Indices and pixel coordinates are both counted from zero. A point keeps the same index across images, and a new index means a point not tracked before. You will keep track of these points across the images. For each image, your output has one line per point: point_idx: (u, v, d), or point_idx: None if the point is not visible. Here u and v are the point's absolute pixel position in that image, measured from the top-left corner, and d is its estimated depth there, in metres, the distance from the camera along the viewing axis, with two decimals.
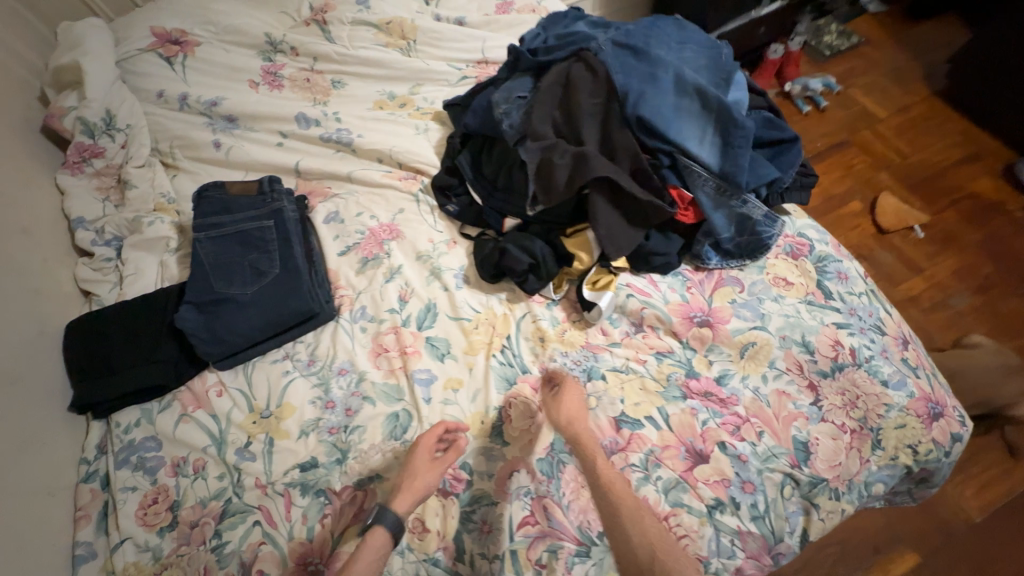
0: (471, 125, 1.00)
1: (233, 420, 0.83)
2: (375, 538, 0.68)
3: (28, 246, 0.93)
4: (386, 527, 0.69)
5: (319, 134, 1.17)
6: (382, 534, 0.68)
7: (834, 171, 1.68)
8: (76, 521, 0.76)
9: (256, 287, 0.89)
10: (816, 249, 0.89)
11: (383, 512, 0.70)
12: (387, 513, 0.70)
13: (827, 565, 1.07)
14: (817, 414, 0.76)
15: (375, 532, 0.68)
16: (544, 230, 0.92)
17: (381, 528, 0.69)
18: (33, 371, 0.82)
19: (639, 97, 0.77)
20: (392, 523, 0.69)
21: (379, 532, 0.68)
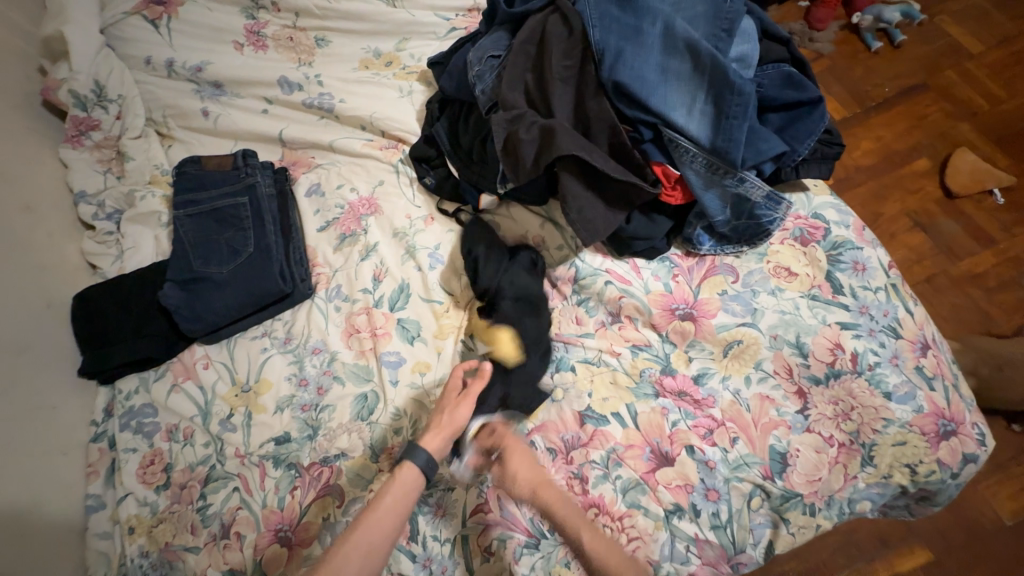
0: (446, 89, 0.91)
1: (218, 392, 0.88)
2: (405, 473, 0.67)
3: (33, 221, 0.99)
4: (417, 464, 0.67)
5: (302, 99, 1.12)
6: (414, 470, 0.67)
7: (899, 124, 1.41)
8: (88, 475, 0.86)
9: (233, 266, 0.90)
10: (831, 234, 0.77)
11: (415, 449, 0.68)
12: (419, 451, 0.68)
13: (826, 556, 1.01)
14: (802, 424, 0.69)
15: (408, 466, 0.67)
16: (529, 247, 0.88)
17: (415, 467, 0.68)
18: (40, 342, 0.90)
19: (616, 58, 0.65)
20: (424, 460, 0.68)
21: (412, 468, 0.68)
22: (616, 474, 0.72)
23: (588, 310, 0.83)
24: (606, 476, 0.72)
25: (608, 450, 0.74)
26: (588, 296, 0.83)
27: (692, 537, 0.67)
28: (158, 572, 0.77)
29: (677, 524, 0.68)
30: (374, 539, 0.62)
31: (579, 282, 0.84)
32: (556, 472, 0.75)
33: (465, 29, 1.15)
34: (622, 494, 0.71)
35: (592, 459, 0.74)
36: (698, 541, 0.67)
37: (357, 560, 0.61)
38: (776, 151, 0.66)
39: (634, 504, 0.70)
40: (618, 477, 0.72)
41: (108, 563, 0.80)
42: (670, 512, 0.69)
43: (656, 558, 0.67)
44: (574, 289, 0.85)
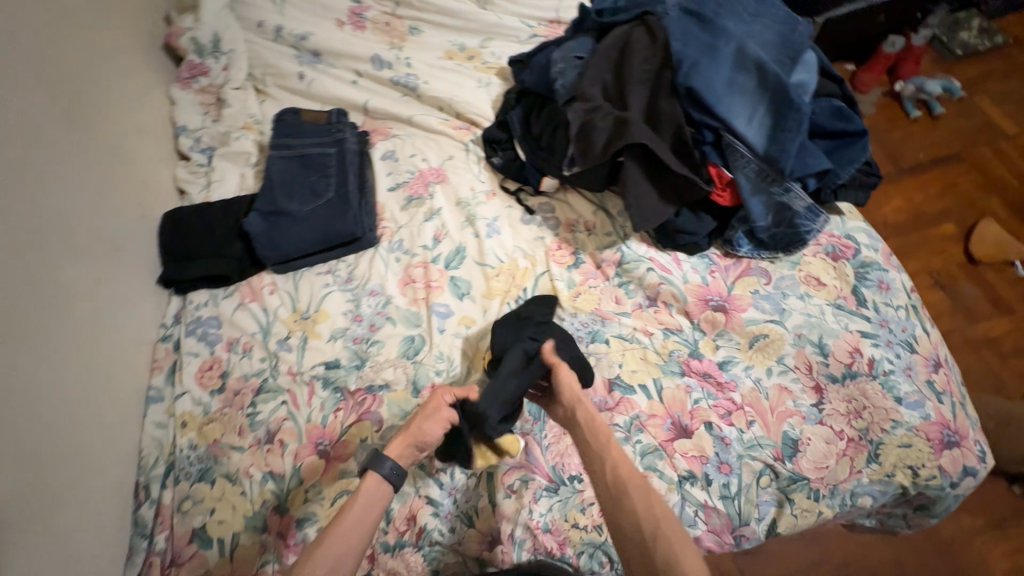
0: (527, 81, 1.02)
1: (279, 316, 0.97)
2: (368, 483, 0.68)
3: (141, 143, 1.11)
4: (381, 472, 0.69)
5: (390, 76, 1.25)
6: (378, 481, 0.69)
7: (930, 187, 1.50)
8: (152, 370, 0.94)
9: (312, 206, 1.00)
10: (860, 254, 0.84)
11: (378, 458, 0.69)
12: (382, 461, 0.69)
13: None
14: (816, 416, 0.74)
15: (369, 476, 0.68)
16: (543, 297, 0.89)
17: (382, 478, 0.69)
18: (133, 245, 1.00)
19: (692, 68, 0.75)
20: (388, 471, 0.69)
21: (376, 477, 0.69)
22: (637, 438, 0.78)
23: (627, 292, 0.91)
24: (627, 438, 0.78)
25: (632, 416, 0.80)
26: (629, 279, 0.91)
27: (701, 502, 0.73)
28: (203, 464, 0.84)
29: (689, 489, 0.73)
30: (340, 553, 0.62)
31: (623, 266, 0.92)
32: None
33: (544, 37, 1.27)
34: (640, 457, 0.77)
35: (616, 422, 0.80)
36: (706, 507, 0.73)
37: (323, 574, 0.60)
38: (821, 167, 0.75)
39: (651, 467, 0.76)
40: (638, 440, 0.78)
41: (159, 449, 0.86)
42: (684, 477, 0.74)
43: None
44: (616, 272, 0.93)
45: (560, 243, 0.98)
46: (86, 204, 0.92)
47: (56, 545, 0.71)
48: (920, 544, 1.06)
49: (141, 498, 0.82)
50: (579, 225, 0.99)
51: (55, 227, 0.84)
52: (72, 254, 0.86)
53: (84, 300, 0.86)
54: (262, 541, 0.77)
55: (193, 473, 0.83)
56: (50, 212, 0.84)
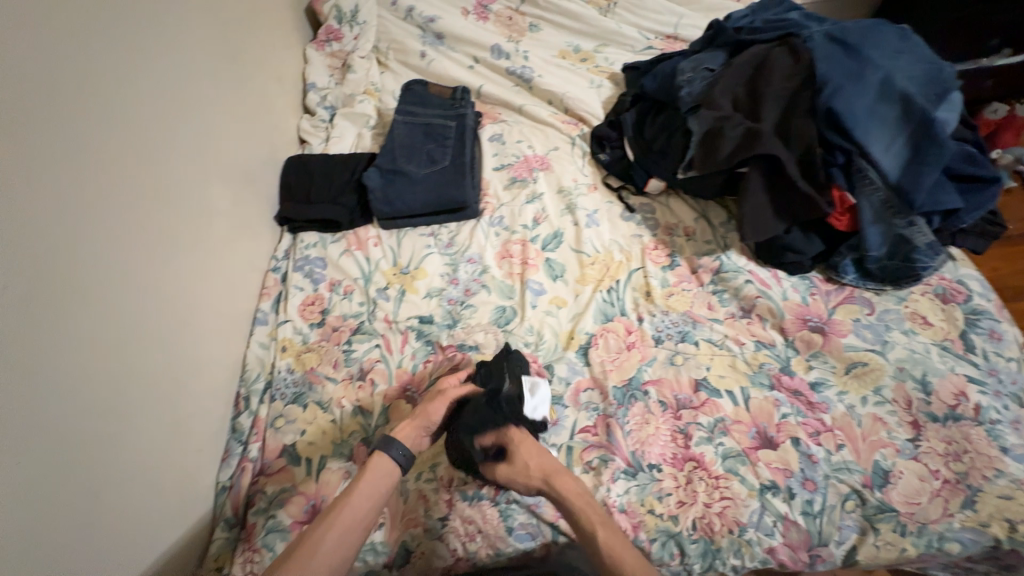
0: (647, 87, 1.06)
1: (379, 267, 1.02)
2: (378, 461, 0.71)
3: (279, 92, 1.21)
4: (393, 453, 0.71)
5: (506, 66, 1.31)
6: (387, 459, 0.71)
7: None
8: (261, 295, 1.01)
9: (428, 170, 1.07)
10: (972, 301, 0.83)
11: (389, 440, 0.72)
12: (393, 441, 0.72)
13: None
14: (910, 451, 0.73)
15: (380, 455, 0.70)
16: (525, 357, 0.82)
17: (388, 458, 0.71)
18: (261, 180, 1.08)
19: (835, 90, 0.77)
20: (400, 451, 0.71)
21: (386, 458, 0.71)
22: (720, 440, 0.79)
23: (720, 300, 0.92)
24: (709, 439, 0.79)
25: (716, 418, 0.80)
26: (725, 289, 0.93)
27: (781, 514, 0.73)
28: (298, 388, 0.89)
29: (770, 499, 0.73)
30: (349, 524, 0.64)
31: (719, 274, 0.94)
32: (663, 422, 0.81)
33: (660, 50, 1.31)
34: (722, 458, 0.77)
35: (698, 422, 0.81)
36: (786, 520, 0.72)
37: (333, 543, 0.62)
38: (952, 206, 0.76)
39: (732, 470, 0.76)
40: (721, 443, 0.78)
41: (261, 366, 0.93)
42: (766, 486, 0.74)
43: (744, 522, 0.72)
44: (711, 279, 0.95)
45: (658, 244, 1.00)
46: (232, 136, 1.02)
47: (177, 430, 0.77)
48: None
49: (241, 408, 0.88)
50: (678, 229, 1.01)
51: (207, 151, 0.93)
52: (217, 177, 0.95)
53: (222, 219, 0.94)
54: (346, 468, 0.80)
55: (288, 394, 0.88)
56: (205, 137, 0.94)
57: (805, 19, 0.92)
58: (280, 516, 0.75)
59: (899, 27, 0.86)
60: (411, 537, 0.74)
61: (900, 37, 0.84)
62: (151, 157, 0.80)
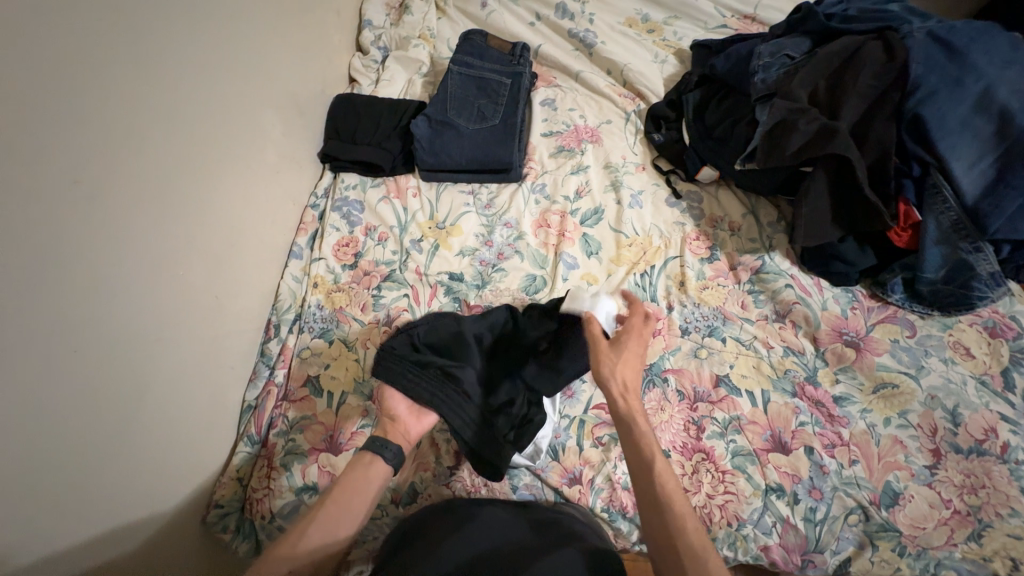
0: (718, 68, 1.00)
1: (416, 219, 1.02)
2: (368, 459, 0.68)
3: (335, 26, 1.18)
4: (387, 459, 0.68)
5: (569, 27, 1.25)
6: (376, 461, 0.68)
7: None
8: (298, 229, 1.02)
9: (477, 126, 1.05)
10: (1022, 339, 0.79)
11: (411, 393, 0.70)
12: (387, 445, 0.69)
13: None
14: (925, 477, 0.73)
15: (367, 455, 0.67)
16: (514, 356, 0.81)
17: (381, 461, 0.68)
18: (310, 114, 1.07)
19: (928, 95, 0.72)
20: (393, 458, 0.68)
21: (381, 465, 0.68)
22: (732, 437, 0.79)
23: (755, 300, 0.90)
24: (722, 435, 0.79)
25: (732, 416, 0.80)
26: (761, 290, 0.90)
27: (782, 516, 0.73)
28: (326, 324, 0.91)
29: (773, 500, 0.74)
30: (336, 519, 0.63)
31: (759, 274, 0.91)
32: (678, 411, 0.82)
33: (734, 30, 1.23)
34: (732, 455, 0.77)
35: (713, 416, 0.81)
36: (785, 522, 0.73)
37: (316, 539, 0.61)
38: None
39: (740, 467, 0.76)
40: (733, 440, 0.79)
41: (293, 298, 0.95)
42: (771, 488, 0.75)
43: (743, 518, 0.73)
44: (750, 278, 0.92)
45: (699, 234, 0.97)
46: (286, 64, 1.00)
47: (215, 346, 0.80)
48: None
49: (271, 334, 0.91)
50: (723, 223, 0.98)
51: (262, 75, 0.93)
52: (270, 103, 0.95)
53: (271, 148, 0.95)
54: (365, 407, 0.83)
55: (316, 328, 0.91)
56: (262, 60, 0.93)
57: (907, 14, 0.84)
58: (298, 440, 0.80)
59: (1011, 35, 0.79)
60: (419, 480, 0.78)
61: (1010, 46, 0.77)
62: (212, 73, 0.80)
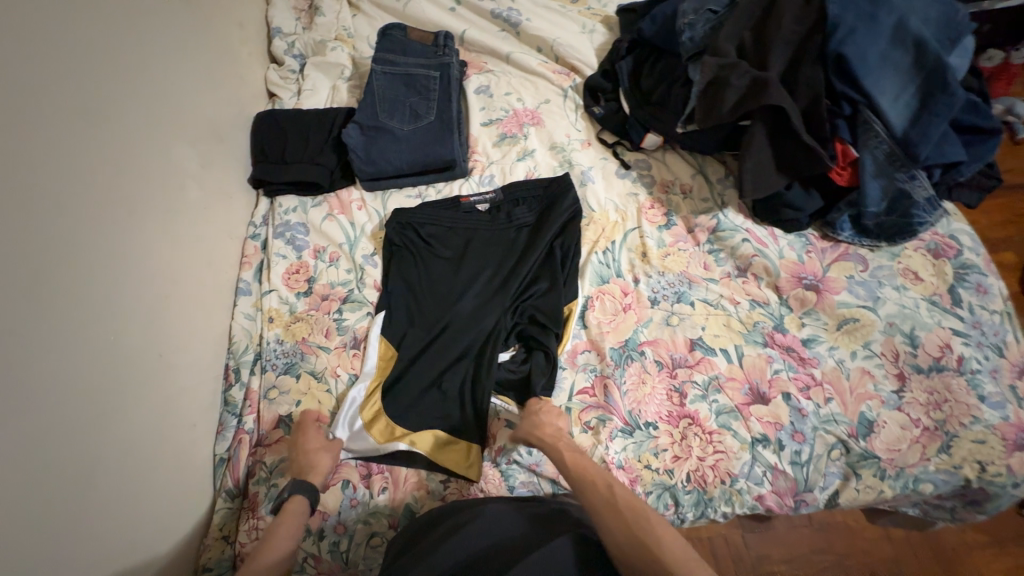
0: (645, 31, 0.99)
1: (365, 231, 0.97)
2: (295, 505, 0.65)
3: (240, 39, 1.09)
4: (304, 495, 0.67)
5: (491, 8, 1.20)
6: (301, 501, 0.66)
7: (995, 215, 1.29)
8: (241, 264, 0.96)
9: (412, 126, 1.00)
10: (962, 255, 0.83)
11: (297, 483, 0.67)
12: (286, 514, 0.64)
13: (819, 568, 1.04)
14: (894, 402, 0.76)
15: (294, 507, 0.65)
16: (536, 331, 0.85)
17: (296, 496, 0.66)
18: (229, 139, 1.00)
19: (848, 34, 0.73)
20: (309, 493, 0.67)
21: (299, 500, 0.66)
22: (714, 397, 0.80)
23: (716, 259, 0.91)
24: (704, 396, 0.80)
25: (711, 376, 0.82)
26: (720, 248, 0.91)
27: (770, 464, 0.75)
28: (289, 358, 0.86)
29: (760, 451, 0.76)
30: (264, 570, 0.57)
31: (716, 233, 0.92)
32: (659, 381, 0.82)
33: None
34: (716, 415, 0.79)
35: (694, 380, 0.82)
36: (775, 469, 0.75)
37: None
38: (956, 158, 0.74)
39: (725, 425, 0.78)
40: (715, 400, 0.80)
41: (248, 337, 0.89)
42: (757, 439, 0.77)
43: (735, 473, 0.75)
44: (708, 239, 0.93)
45: (654, 202, 0.97)
46: (191, 90, 0.92)
47: (167, 408, 0.74)
48: (920, 544, 1.05)
49: (231, 380, 0.86)
50: (675, 187, 0.98)
51: (164, 105, 0.84)
52: (181, 135, 0.87)
53: (192, 184, 0.88)
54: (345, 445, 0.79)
55: (279, 365, 0.86)
56: (163, 91, 0.85)
57: None
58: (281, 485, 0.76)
59: None
60: (414, 500, 0.76)
61: None
62: (104, 110, 0.72)
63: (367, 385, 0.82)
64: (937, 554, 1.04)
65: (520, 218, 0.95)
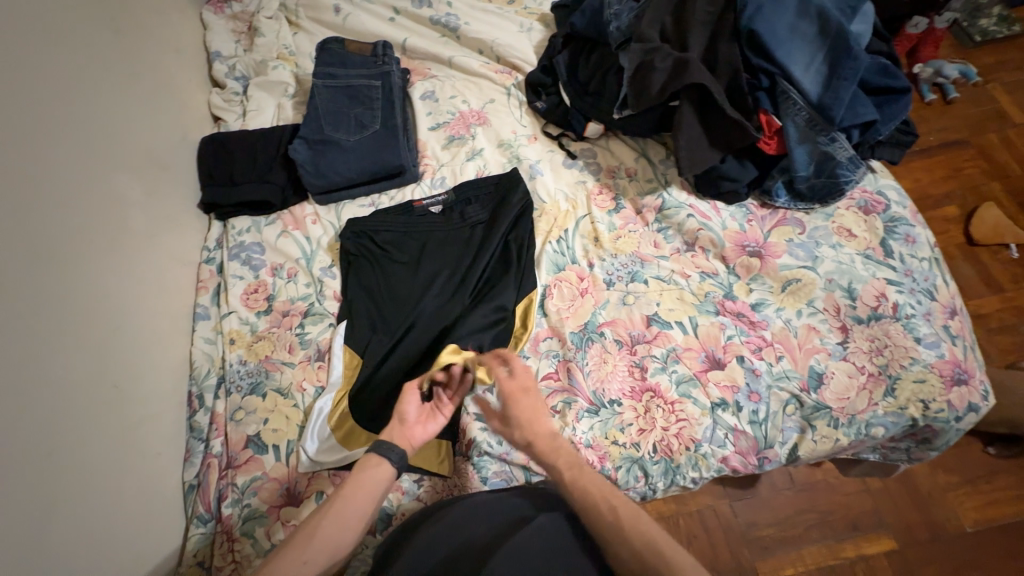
0: (577, 25, 1.02)
1: (321, 244, 0.98)
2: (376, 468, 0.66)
3: (178, 65, 1.09)
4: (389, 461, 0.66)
5: (429, 15, 1.22)
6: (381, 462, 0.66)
7: (936, 171, 1.35)
8: (198, 289, 0.95)
9: (358, 137, 1.01)
10: (890, 210, 0.88)
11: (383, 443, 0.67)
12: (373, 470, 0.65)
13: (801, 528, 1.06)
14: (840, 353, 0.80)
15: (375, 466, 0.65)
16: (496, 323, 0.87)
17: (386, 462, 0.66)
18: (174, 164, 0.99)
19: (756, 12, 0.79)
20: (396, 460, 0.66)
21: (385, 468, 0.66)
22: (673, 368, 0.83)
23: (665, 237, 0.94)
24: (663, 368, 0.83)
25: (669, 348, 0.84)
26: (668, 225, 0.95)
27: (731, 426, 0.78)
28: (254, 378, 0.86)
29: (720, 415, 0.79)
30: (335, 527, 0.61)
31: (662, 212, 0.95)
32: (620, 359, 0.85)
33: None
34: (676, 385, 0.81)
35: (653, 354, 0.84)
36: (735, 431, 0.78)
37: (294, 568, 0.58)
38: (868, 118, 0.79)
39: (686, 394, 0.81)
40: (674, 370, 0.83)
41: (210, 361, 0.89)
42: (716, 404, 0.80)
43: (698, 438, 0.78)
44: (655, 218, 0.96)
45: (602, 188, 1.00)
46: (131, 118, 0.91)
47: (129, 437, 0.73)
48: (895, 493, 1.09)
49: (196, 406, 0.85)
50: (620, 171, 1.01)
51: (103, 133, 0.84)
52: (124, 163, 0.87)
53: (139, 212, 0.87)
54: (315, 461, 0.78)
55: (244, 385, 0.85)
56: (101, 120, 0.84)
57: None
58: (254, 503, 0.75)
59: None
60: (389, 502, 0.77)
61: None
62: (40, 143, 0.72)
63: (335, 394, 0.82)
64: (911, 500, 1.08)
65: (473, 216, 0.97)
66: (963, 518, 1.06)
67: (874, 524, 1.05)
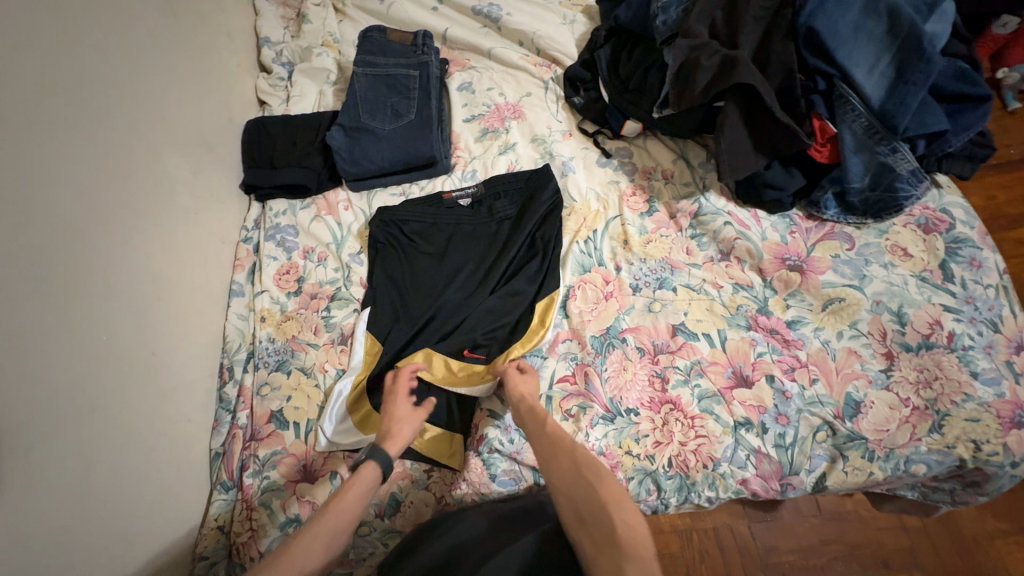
0: (622, 18, 0.98)
1: (351, 231, 1.00)
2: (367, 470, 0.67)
3: (230, 50, 1.14)
4: (379, 463, 0.68)
5: (471, 5, 1.21)
6: (373, 467, 0.68)
7: (1017, 188, 1.22)
8: (235, 267, 0.99)
9: (393, 126, 1.02)
10: (955, 230, 0.80)
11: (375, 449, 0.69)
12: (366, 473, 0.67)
13: (825, 560, 1.00)
14: (882, 381, 0.74)
15: (368, 468, 0.67)
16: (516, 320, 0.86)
17: (373, 462, 0.68)
18: (220, 146, 1.03)
19: (816, 7, 0.74)
20: (384, 461, 0.68)
21: (372, 466, 0.67)
22: (696, 381, 0.79)
23: (699, 244, 0.90)
24: (686, 381, 0.80)
25: (693, 361, 0.81)
26: (703, 232, 0.90)
27: (754, 448, 0.75)
28: (280, 355, 0.89)
29: (743, 435, 0.75)
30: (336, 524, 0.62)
31: (698, 217, 0.91)
32: (641, 367, 0.82)
33: None
34: (698, 400, 0.78)
35: (675, 365, 0.81)
36: (758, 453, 0.74)
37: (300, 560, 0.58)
38: (939, 128, 0.72)
39: (708, 410, 0.77)
40: (697, 384, 0.79)
41: (242, 337, 0.93)
42: (740, 423, 0.76)
43: (717, 457, 0.75)
44: (690, 223, 0.92)
45: (636, 189, 0.97)
46: (183, 100, 0.96)
47: (163, 403, 0.78)
48: (935, 535, 1.01)
49: (226, 378, 0.89)
50: (656, 173, 0.98)
51: (156, 113, 0.88)
52: (173, 143, 0.91)
53: (184, 190, 0.92)
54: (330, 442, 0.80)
55: (271, 362, 0.89)
56: (155, 101, 0.89)
57: None
58: (273, 476, 0.79)
59: None
60: (399, 489, 0.78)
61: None
62: (97, 121, 0.76)
63: (355, 378, 0.84)
64: (954, 544, 1.00)
65: (500, 211, 0.96)
66: (1014, 570, 0.96)
67: (908, 565, 0.98)
